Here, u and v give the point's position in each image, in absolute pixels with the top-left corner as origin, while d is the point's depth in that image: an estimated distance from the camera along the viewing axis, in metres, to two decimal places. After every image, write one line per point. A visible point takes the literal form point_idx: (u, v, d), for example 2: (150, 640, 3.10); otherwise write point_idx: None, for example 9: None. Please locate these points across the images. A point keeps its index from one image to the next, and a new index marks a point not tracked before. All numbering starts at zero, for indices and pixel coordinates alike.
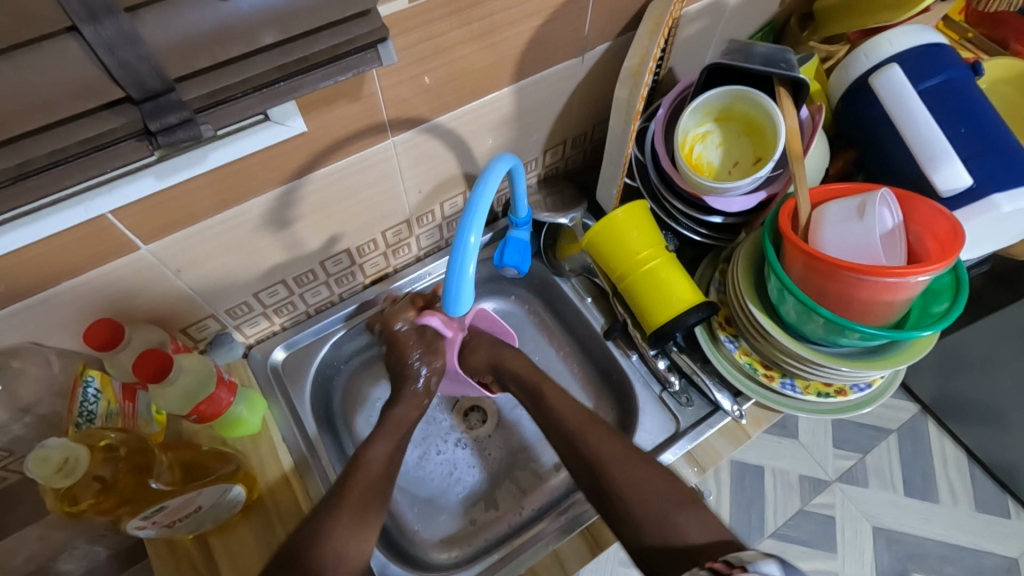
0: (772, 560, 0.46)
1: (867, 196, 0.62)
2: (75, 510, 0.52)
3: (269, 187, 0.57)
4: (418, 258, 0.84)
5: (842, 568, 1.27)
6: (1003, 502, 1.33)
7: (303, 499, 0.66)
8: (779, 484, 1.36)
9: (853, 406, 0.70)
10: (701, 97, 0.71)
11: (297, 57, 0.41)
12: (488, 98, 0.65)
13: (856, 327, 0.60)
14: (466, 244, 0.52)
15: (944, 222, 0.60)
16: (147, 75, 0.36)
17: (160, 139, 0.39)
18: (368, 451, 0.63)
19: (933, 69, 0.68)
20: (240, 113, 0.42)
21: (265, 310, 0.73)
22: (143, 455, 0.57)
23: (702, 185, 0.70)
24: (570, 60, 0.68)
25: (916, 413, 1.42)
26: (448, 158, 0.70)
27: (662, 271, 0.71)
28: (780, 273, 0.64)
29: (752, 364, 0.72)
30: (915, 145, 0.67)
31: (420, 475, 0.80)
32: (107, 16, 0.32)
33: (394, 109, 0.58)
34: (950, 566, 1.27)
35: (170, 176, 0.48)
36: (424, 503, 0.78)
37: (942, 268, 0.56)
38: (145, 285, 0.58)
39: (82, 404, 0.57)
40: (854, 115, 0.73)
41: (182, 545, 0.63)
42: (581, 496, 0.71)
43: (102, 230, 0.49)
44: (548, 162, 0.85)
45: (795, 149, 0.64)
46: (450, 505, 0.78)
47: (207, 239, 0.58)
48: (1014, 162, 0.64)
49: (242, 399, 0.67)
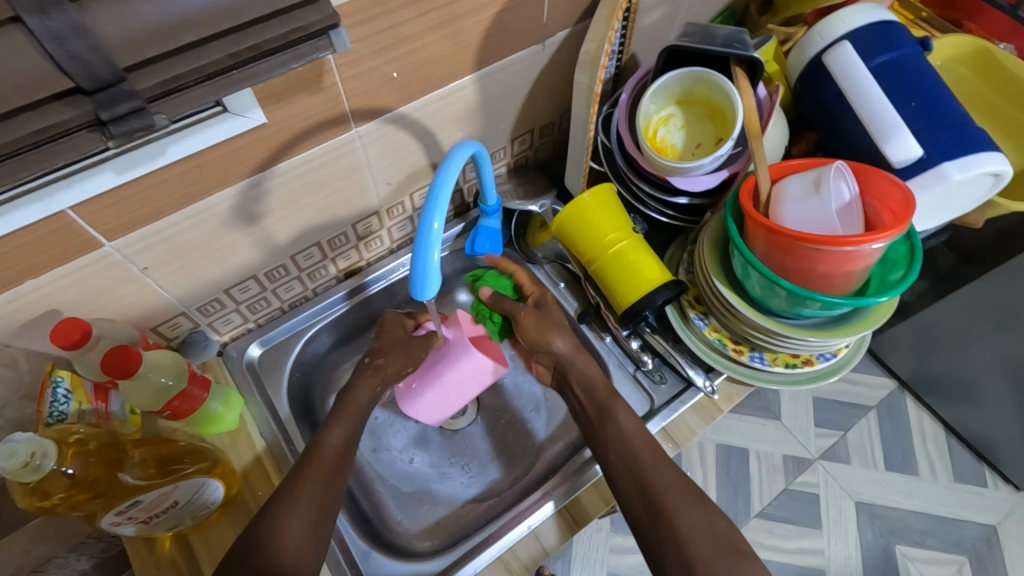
0: None
1: (822, 170, 0.64)
2: (46, 505, 0.53)
3: (234, 180, 0.57)
4: (391, 251, 0.85)
5: (828, 545, 1.30)
6: (979, 471, 1.36)
7: (274, 473, 0.67)
8: (763, 465, 1.38)
9: (820, 376, 0.72)
10: (662, 80, 0.73)
11: (249, 45, 0.41)
12: (451, 87, 0.66)
13: (817, 297, 0.62)
14: (430, 230, 0.53)
15: (897, 192, 0.62)
16: (96, 65, 0.36)
17: (114, 128, 0.39)
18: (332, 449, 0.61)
19: (884, 47, 0.70)
20: (194, 102, 0.42)
21: (238, 307, 0.73)
22: (115, 449, 0.58)
23: (666, 167, 0.71)
24: (531, 48, 0.69)
25: (893, 389, 1.45)
26: (415, 148, 0.70)
27: (630, 252, 0.73)
28: (743, 249, 0.65)
29: (722, 340, 0.73)
30: (868, 120, 0.69)
31: (410, 453, 0.82)
32: (54, 8, 0.33)
33: (356, 100, 0.59)
34: (931, 537, 1.30)
35: (130, 170, 0.48)
36: (416, 484, 0.79)
37: (895, 235, 0.58)
38: (113, 284, 0.58)
39: (52, 405, 0.56)
40: (812, 93, 0.75)
41: (162, 544, 0.63)
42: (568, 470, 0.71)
43: (63, 228, 0.49)
44: (516, 151, 0.86)
45: (754, 127, 0.65)
46: (449, 477, 0.80)
47: (174, 234, 0.58)
48: (964, 132, 0.66)
49: (217, 394, 0.67)
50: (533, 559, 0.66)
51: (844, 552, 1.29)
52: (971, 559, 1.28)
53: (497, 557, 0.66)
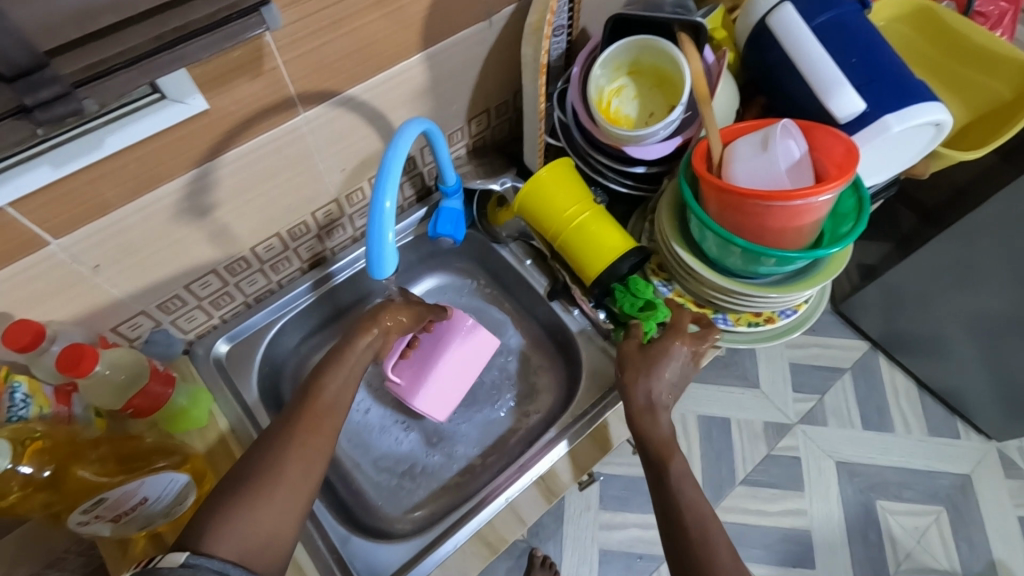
0: None
1: (770, 129, 0.65)
2: (4, 505, 0.53)
3: (181, 171, 0.57)
4: (356, 239, 0.84)
5: (810, 505, 1.33)
6: (950, 423, 1.41)
7: (236, 445, 0.68)
8: (743, 432, 1.41)
9: (783, 333, 0.74)
10: (610, 50, 0.73)
11: (175, 26, 0.40)
12: (399, 67, 0.66)
13: (772, 253, 0.63)
14: (382, 208, 0.53)
15: (841, 146, 0.64)
16: (12, 50, 0.35)
17: (39, 115, 0.38)
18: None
19: (822, 7, 0.71)
20: (124, 87, 0.40)
21: (200, 303, 0.72)
22: (72, 445, 0.57)
23: (620, 136, 0.72)
24: (477, 25, 0.69)
25: (864, 349, 1.49)
26: (368, 132, 0.70)
27: (592, 224, 0.73)
28: (698, 211, 0.66)
29: (686, 304, 0.75)
30: (811, 78, 0.70)
31: (366, 404, 0.83)
32: None
33: (300, 84, 0.58)
34: (908, 490, 1.34)
35: (68, 163, 0.47)
36: (358, 433, 0.81)
37: (841, 187, 0.60)
38: (64, 284, 0.57)
39: (11, 410, 0.55)
40: (757, 56, 0.76)
41: (135, 544, 0.63)
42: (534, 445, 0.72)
43: (4, 225, 0.48)
44: (474, 132, 0.85)
45: (702, 91, 0.66)
46: (400, 442, 0.81)
47: (125, 230, 0.57)
48: (902, 84, 0.67)
49: (183, 390, 0.67)
50: (513, 533, 0.66)
51: (826, 511, 1.32)
52: (948, 508, 1.32)
53: (475, 532, 0.66)
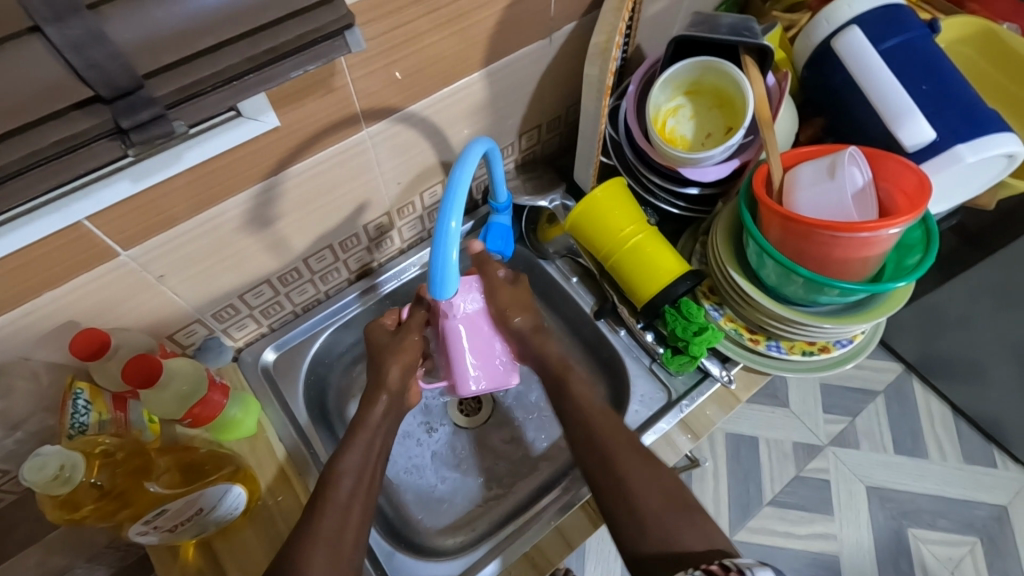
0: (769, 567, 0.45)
1: (836, 155, 0.64)
2: (76, 517, 0.53)
3: (247, 185, 0.57)
4: (402, 251, 0.84)
5: (840, 530, 1.30)
6: (989, 452, 1.37)
7: (302, 490, 0.67)
8: (773, 453, 1.38)
9: (836, 363, 0.72)
10: (671, 70, 0.72)
11: (266, 48, 0.41)
12: (461, 84, 0.66)
13: (834, 283, 0.62)
14: (447, 229, 0.53)
15: (911, 176, 0.62)
16: (116, 72, 0.35)
17: (134, 136, 0.39)
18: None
19: (892, 30, 0.69)
20: (211, 108, 0.41)
21: (252, 312, 0.73)
22: (140, 456, 0.57)
23: (677, 157, 0.71)
24: (539, 43, 0.68)
25: (900, 372, 1.46)
26: (425, 146, 0.70)
27: (646, 245, 0.73)
28: (757, 237, 0.65)
29: (738, 330, 0.73)
30: (880, 105, 0.68)
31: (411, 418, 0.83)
32: (72, 16, 0.33)
33: (366, 100, 0.58)
34: (943, 519, 1.30)
35: (147, 178, 0.48)
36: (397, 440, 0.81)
37: (912, 219, 0.58)
38: (129, 293, 0.58)
39: (73, 417, 0.56)
40: (819, 79, 0.75)
41: (185, 553, 0.63)
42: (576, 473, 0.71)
43: (80, 237, 0.49)
44: (524, 146, 0.85)
45: (765, 115, 0.65)
46: (441, 456, 0.81)
47: (188, 241, 0.57)
48: (975, 113, 0.65)
49: (236, 400, 0.67)
50: (558, 554, 0.66)
51: (857, 536, 1.29)
52: (983, 539, 1.28)
53: (521, 553, 0.66)
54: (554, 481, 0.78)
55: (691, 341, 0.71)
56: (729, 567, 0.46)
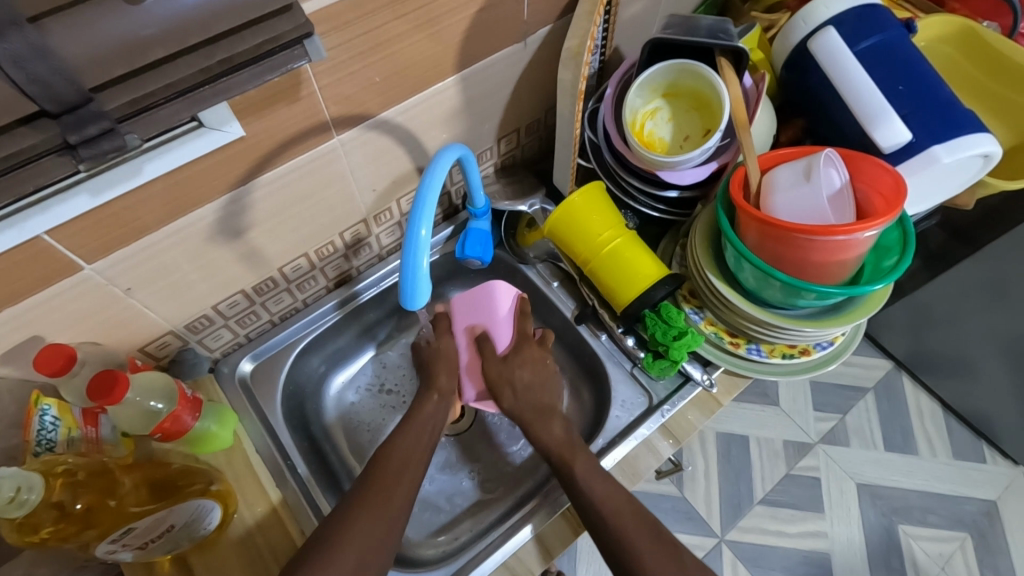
0: None
1: (812, 158, 0.64)
2: (35, 540, 0.51)
3: (216, 195, 0.56)
4: (382, 257, 0.84)
5: (831, 528, 1.30)
6: (978, 447, 1.37)
7: (285, 512, 0.65)
8: (763, 452, 1.38)
9: (817, 365, 0.72)
10: (647, 73, 0.71)
11: (221, 58, 0.40)
12: (434, 90, 0.65)
13: (812, 287, 0.61)
14: (419, 237, 0.52)
15: (888, 177, 0.62)
16: (59, 85, 0.35)
17: (83, 152, 0.38)
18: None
19: (868, 31, 0.69)
20: (167, 121, 0.40)
21: (228, 322, 0.72)
22: (105, 477, 0.56)
23: (654, 161, 0.70)
24: (513, 46, 0.67)
25: (889, 369, 1.46)
26: (400, 152, 0.69)
27: (625, 250, 0.72)
28: (735, 241, 0.64)
29: (718, 333, 0.73)
30: (857, 106, 0.68)
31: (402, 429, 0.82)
32: (11, 29, 0.31)
33: (336, 108, 0.57)
34: (933, 515, 1.31)
35: (106, 192, 0.47)
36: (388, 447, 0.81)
37: (887, 222, 0.58)
38: (97, 306, 0.57)
39: (39, 433, 0.56)
40: (797, 80, 0.74)
41: (160, 566, 0.62)
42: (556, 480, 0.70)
43: (41, 252, 0.48)
44: (503, 150, 0.84)
45: (741, 118, 0.65)
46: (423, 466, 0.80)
47: (156, 252, 0.56)
48: (952, 113, 0.65)
49: (209, 413, 0.66)
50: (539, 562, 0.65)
51: (847, 534, 1.29)
52: (973, 534, 1.29)
53: (503, 562, 0.65)
54: (538, 487, 0.78)
55: (671, 345, 0.71)
56: None
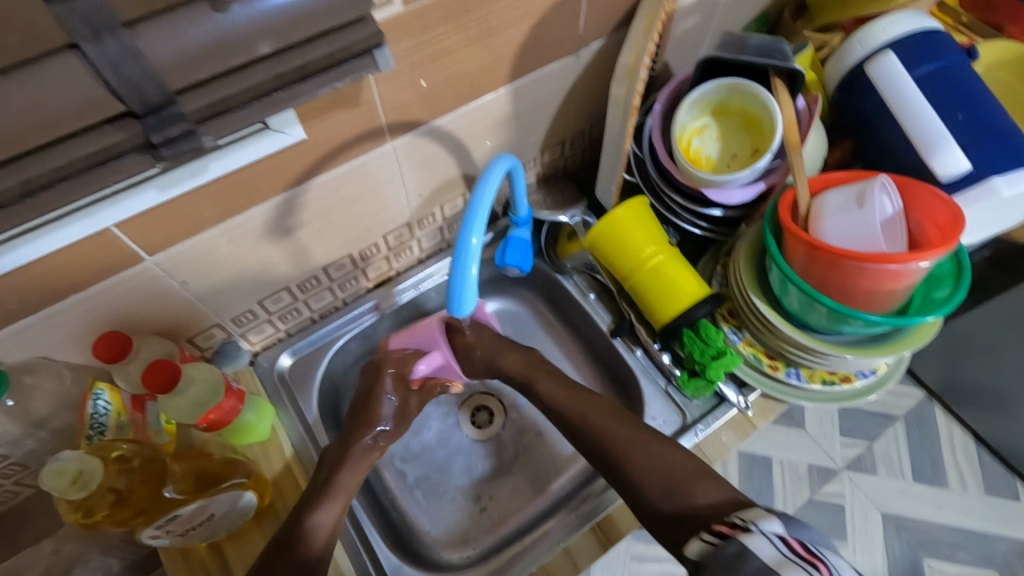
0: (774, 518, 0.45)
1: (866, 183, 0.63)
2: (91, 522, 0.54)
3: (272, 195, 0.58)
4: (421, 261, 0.85)
5: (853, 557, 1.27)
6: (1012, 484, 1.32)
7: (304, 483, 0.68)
8: (787, 474, 1.36)
9: (858, 394, 0.71)
10: (698, 91, 0.71)
11: (295, 67, 0.42)
12: (485, 99, 0.66)
13: (859, 315, 0.60)
14: (468, 245, 0.52)
15: (943, 208, 0.60)
16: (147, 88, 0.36)
17: (163, 151, 0.40)
18: (327, 526, 0.58)
19: (929, 56, 0.68)
20: (239, 124, 0.42)
21: (270, 317, 0.73)
22: (155, 464, 0.58)
23: (701, 179, 0.70)
24: (566, 59, 0.68)
25: (922, 398, 1.41)
26: (447, 159, 0.70)
27: (667, 267, 0.72)
28: (781, 264, 0.64)
29: (757, 355, 0.72)
30: (914, 133, 0.67)
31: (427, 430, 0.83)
32: (109, 34, 0.33)
33: (392, 114, 0.58)
34: (960, 551, 1.27)
35: (173, 189, 0.48)
36: (419, 452, 0.81)
37: (943, 253, 0.57)
38: (153, 297, 0.59)
39: (93, 417, 0.58)
40: (851, 103, 0.73)
41: (196, 551, 0.64)
42: (596, 488, 0.71)
43: (108, 243, 0.50)
44: (546, 161, 0.85)
45: (793, 140, 0.64)
46: (453, 473, 0.81)
47: (211, 248, 0.58)
48: (1012, 144, 0.64)
49: (251, 405, 0.67)
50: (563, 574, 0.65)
51: (871, 565, 1.27)
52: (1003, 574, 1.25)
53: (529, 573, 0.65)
54: (563, 498, 0.78)
55: (708, 365, 0.70)
56: (735, 525, 0.47)
